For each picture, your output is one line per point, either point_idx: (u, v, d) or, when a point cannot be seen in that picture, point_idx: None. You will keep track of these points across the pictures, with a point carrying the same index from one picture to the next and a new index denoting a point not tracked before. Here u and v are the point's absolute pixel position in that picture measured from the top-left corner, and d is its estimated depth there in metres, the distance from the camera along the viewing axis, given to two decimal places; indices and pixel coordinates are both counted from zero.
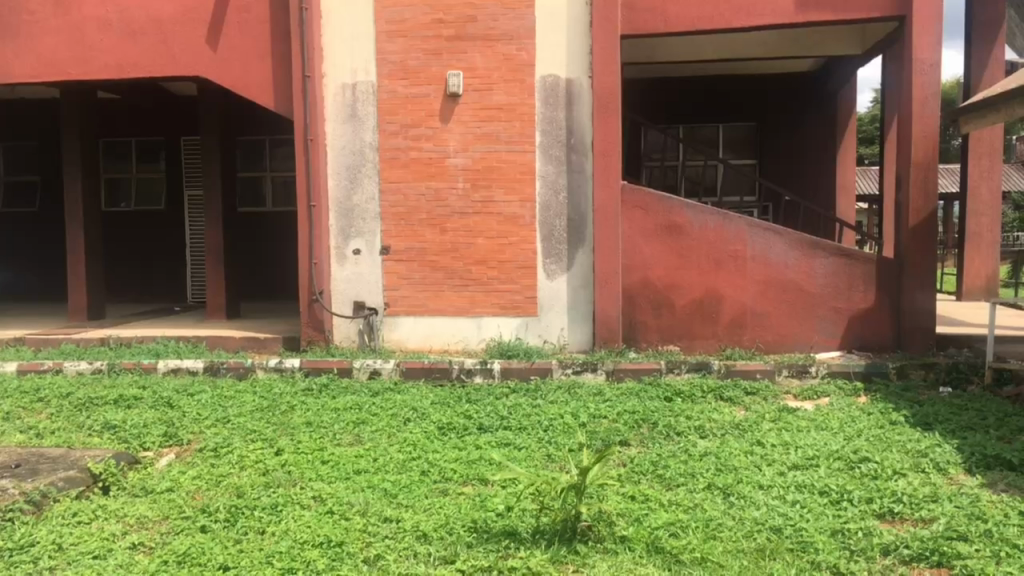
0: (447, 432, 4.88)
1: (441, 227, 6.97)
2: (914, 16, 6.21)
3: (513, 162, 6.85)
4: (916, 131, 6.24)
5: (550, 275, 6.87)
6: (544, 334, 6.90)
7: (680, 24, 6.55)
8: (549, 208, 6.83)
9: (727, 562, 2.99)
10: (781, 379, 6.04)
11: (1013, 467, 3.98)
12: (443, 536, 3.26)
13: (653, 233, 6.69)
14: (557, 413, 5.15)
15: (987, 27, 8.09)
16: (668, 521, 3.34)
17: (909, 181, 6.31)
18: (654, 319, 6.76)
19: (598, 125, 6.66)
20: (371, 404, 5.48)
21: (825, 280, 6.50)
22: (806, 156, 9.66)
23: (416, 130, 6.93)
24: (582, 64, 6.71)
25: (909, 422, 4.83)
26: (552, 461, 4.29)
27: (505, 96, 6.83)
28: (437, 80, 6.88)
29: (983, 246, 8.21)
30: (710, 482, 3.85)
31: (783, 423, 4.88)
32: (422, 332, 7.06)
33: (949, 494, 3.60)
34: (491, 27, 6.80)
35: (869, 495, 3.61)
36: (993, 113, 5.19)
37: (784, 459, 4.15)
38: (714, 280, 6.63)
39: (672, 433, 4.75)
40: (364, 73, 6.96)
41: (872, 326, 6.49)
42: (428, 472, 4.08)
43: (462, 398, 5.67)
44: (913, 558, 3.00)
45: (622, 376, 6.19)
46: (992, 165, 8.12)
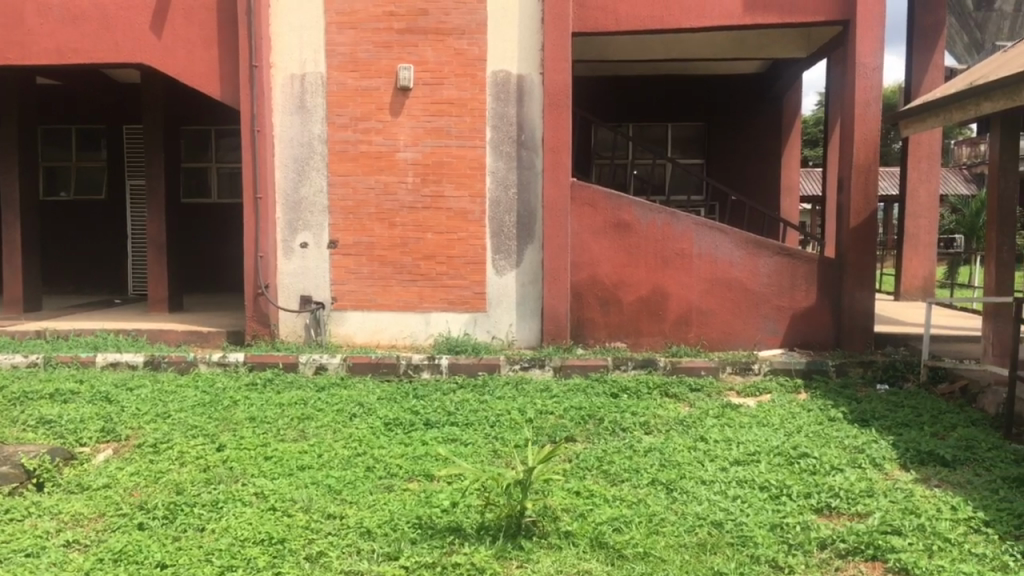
0: (393, 427, 4.86)
1: (389, 222, 6.92)
2: (857, 21, 6.34)
3: (463, 157, 6.83)
4: (858, 134, 6.38)
5: (499, 271, 6.87)
6: (492, 330, 6.91)
7: (631, 23, 6.60)
8: (499, 204, 6.83)
9: (668, 556, 3.02)
10: (725, 375, 6.13)
11: (946, 463, 4.10)
12: (387, 532, 3.24)
13: (602, 230, 6.72)
14: (504, 409, 5.16)
15: (929, 33, 8.29)
16: (612, 515, 3.37)
17: (851, 183, 6.45)
18: (602, 315, 6.80)
19: (548, 121, 6.69)
20: (317, 399, 5.42)
21: (768, 278, 6.61)
22: (752, 156, 9.82)
23: (366, 123, 6.87)
24: (533, 60, 6.73)
25: (847, 418, 4.94)
26: (498, 457, 4.30)
27: (457, 90, 6.81)
28: (387, 73, 6.83)
29: (920, 248, 8.43)
30: (654, 477, 3.89)
31: (726, 419, 4.95)
32: (369, 327, 7.01)
33: (884, 489, 3.70)
34: (442, 20, 6.77)
35: (807, 490, 3.68)
36: (931, 118, 5.31)
37: (726, 455, 4.22)
38: (661, 278, 6.69)
39: (617, 429, 4.79)
40: (314, 64, 6.87)
41: (812, 325, 6.62)
42: (374, 468, 4.05)
43: (409, 394, 5.65)
44: (849, 551, 3.07)
45: (569, 372, 6.23)
46: (931, 169, 8.31)
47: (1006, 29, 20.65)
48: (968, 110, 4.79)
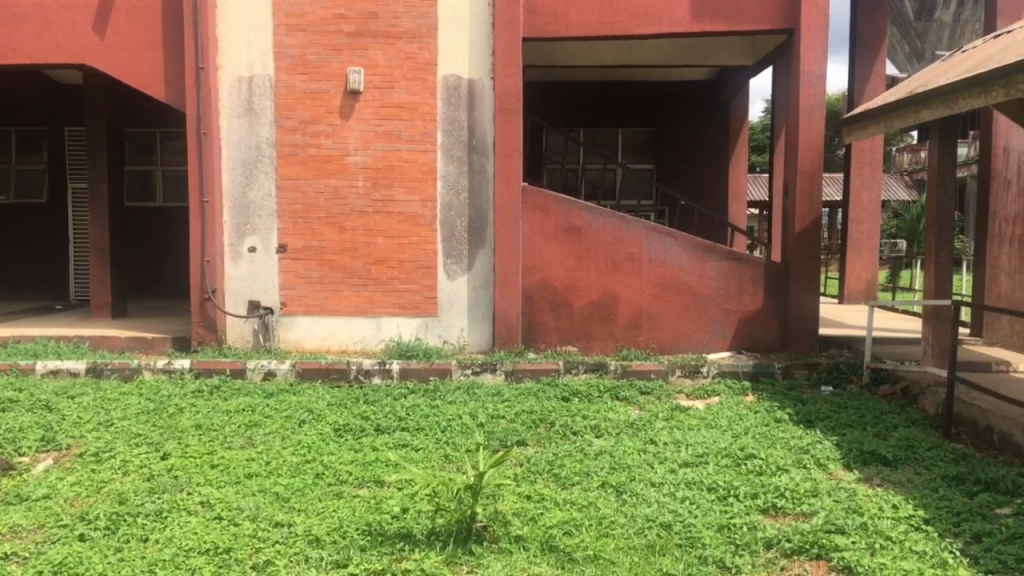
0: (343, 433, 4.81)
1: (340, 226, 6.86)
2: (801, 30, 6.47)
3: (415, 161, 6.81)
4: (802, 140, 6.50)
5: (451, 275, 6.86)
6: (444, 335, 6.89)
7: (581, 28, 6.65)
8: (450, 208, 6.82)
9: (618, 559, 3.04)
10: (674, 378, 6.20)
11: (888, 462, 4.20)
12: (336, 540, 3.21)
13: (553, 234, 6.75)
14: (455, 414, 5.15)
15: (871, 42, 8.48)
16: (563, 519, 3.38)
17: (796, 189, 6.57)
18: (553, 319, 6.82)
19: (499, 126, 6.70)
20: (265, 406, 5.35)
21: (716, 282, 6.70)
22: (701, 162, 9.95)
23: (316, 126, 6.81)
24: (483, 65, 6.74)
25: (792, 419, 5.03)
26: (449, 462, 4.29)
27: (407, 94, 6.78)
28: (337, 76, 6.78)
29: (863, 252, 8.66)
30: (604, 480, 3.92)
31: (675, 422, 5.01)
32: (319, 332, 6.93)
33: (828, 489, 3.77)
34: (393, 24, 6.75)
35: (754, 491, 3.74)
36: (873, 125, 5.44)
37: (675, 457, 4.26)
38: (612, 282, 6.74)
39: (569, 432, 4.81)
40: (261, 66, 6.79)
41: (759, 328, 6.73)
42: (323, 475, 4.01)
43: (360, 399, 5.61)
44: (794, 550, 3.12)
45: (521, 377, 6.23)
46: (874, 174, 8.50)
47: (944, 39, 21.30)
48: (908, 118, 4.92)
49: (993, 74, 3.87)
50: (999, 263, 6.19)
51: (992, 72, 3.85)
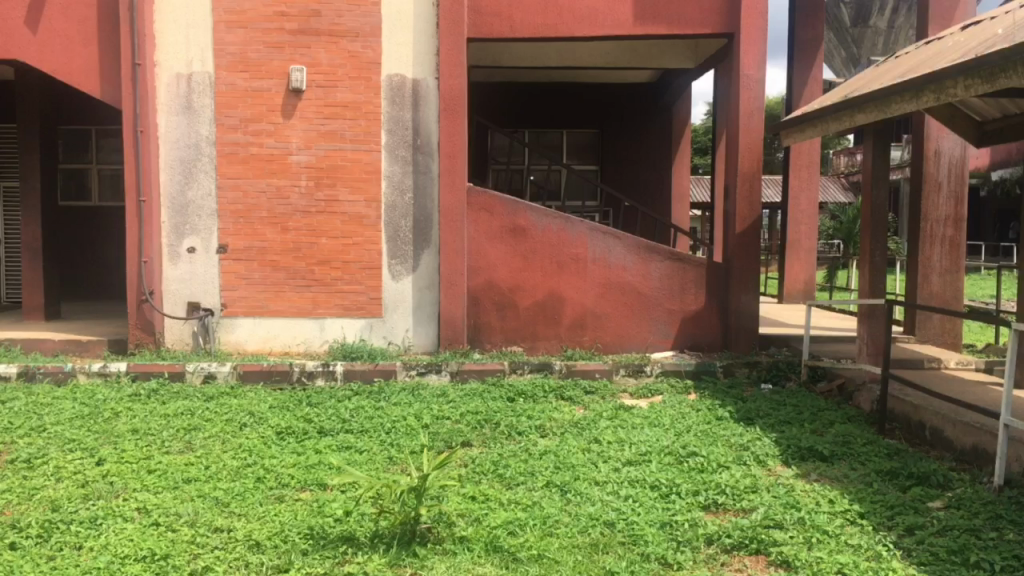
0: (285, 436, 4.75)
1: (282, 226, 6.77)
2: (741, 35, 6.58)
3: (359, 161, 6.75)
4: (743, 143, 6.62)
5: (395, 276, 6.82)
6: (388, 336, 6.84)
7: (526, 29, 6.67)
8: (395, 208, 6.78)
9: (562, 557, 3.06)
10: (618, 377, 6.27)
11: (825, 458, 4.29)
12: (278, 544, 3.17)
13: (498, 235, 6.75)
14: (400, 415, 5.12)
15: (808, 47, 8.67)
16: (507, 519, 3.39)
17: (737, 191, 6.69)
18: (498, 320, 6.82)
19: (444, 126, 6.68)
20: (204, 409, 5.26)
21: (659, 282, 6.77)
22: (644, 163, 10.05)
23: (257, 125, 6.70)
24: (428, 65, 6.71)
25: (733, 417, 5.11)
26: (393, 463, 4.27)
27: (351, 93, 6.72)
28: (279, 74, 6.69)
29: (802, 253, 8.85)
30: (548, 480, 3.93)
31: (619, 421, 5.05)
32: (261, 334, 6.83)
33: (767, 484, 3.84)
34: (336, 22, 6.69)
35: (695, 488, 3.79)
36: (810, 128, 5.56)
37: (619, 456, 4.30)
38: (556, 282, 6.77)
39: (514, 432, 4.83)
40: (201, 63, 6.67)
41: (701, 327, 6.83)
42: (264, 478, 3.96)
43: (303, 401, 5.54)
44: (734, 546, 3.17)
45: (466, 377, 6.23)
46: (811, 176, 8.68)
47: (879, 45, 21.92)
48: (844, 122, 5.03)
49: (926, 79, 3.97)
50: (930, 263, 6.36)
51: (924, 77, 3.95)
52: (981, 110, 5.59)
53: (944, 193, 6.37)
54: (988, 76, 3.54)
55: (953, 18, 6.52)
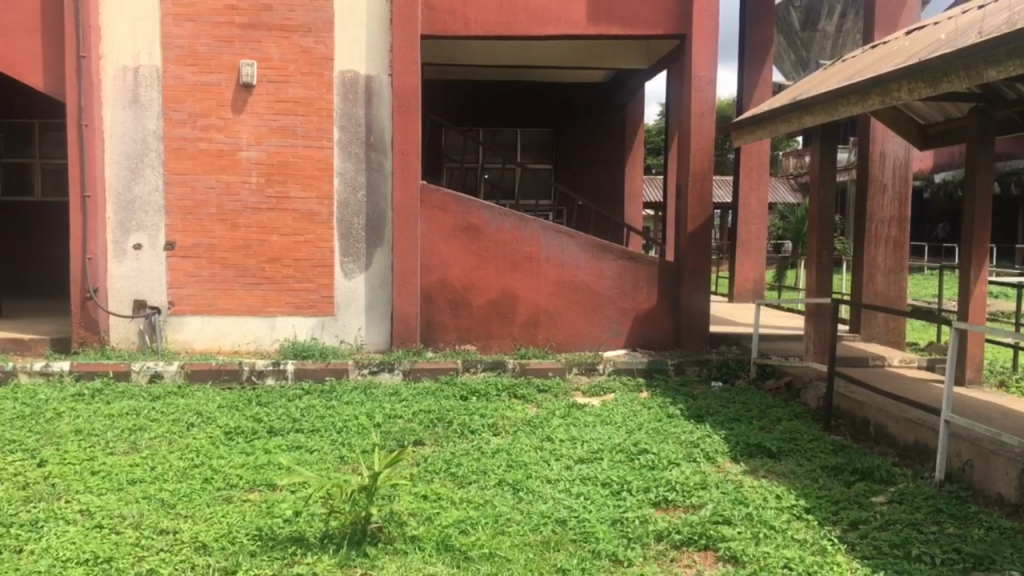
0: (233, 436, 4.68)
1: (231, 223, 6.67)
2: (692, 37, 6.65)
3: (310, 158, 6.68)
4: (694, 143, 6.71)
5: (347, 274, 6.76)
6: (340, 334, 6.78)
7: (479, 28, 6.65)
8: (347, 206, 6.72)
9: (513, 555, 3.06)
10: (571, 376, 6.31)
11: (773, 454, 4.36)
12: (225, 546, 3.12)
13: (451, 233, 6.73)
14: (352, 414, 5.08)
15: (758, 49, 8.80)
16: (459, 518, 3.38)
17: (689, 191, 6.77)
18: (452, 319, 6.80)
19: (397, 124, 6.64)
20: (150, 409, 5.16)
21: (612, 281, 6.82)
22: (598, 163, 10.11)
23: (206, 120, 6.60)
24: (381, 62, 6.67)
25: (684, 415, 5.16)
26: (344, 463, 4.23)
27: (303, 89, 6.65)
28: (228, 68, 6.58)
29: (752, 252, 8.97)
30: (500, 478, 3.93)
31: (572, 419, 5.07)
32: (210, 333, 6.72)
33: (716, 481, 3.88)
34: (287, 17, 6.61)
35: (646, 485, 3.82)
36: (759, 129, 5.64)
37: (571, 454, 4.31)
38: (510, 281, 6.77)
39: (466, 431, 4.82)
40: (148, 57, 6.54)
41: (653, 326, 6.89)
42: (212, 479, 3.89)
43: (252, 401, 5.47)
44: (683, 542, 3.21)
45: (418, 376, 6.20)
46: (761, 177, 8.81)
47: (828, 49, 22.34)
48: (792, 123, 5.11)
49: (871, 82, 4.05)
50: (876, 263, 6.49)
51: (869, 80, 4.03)
52: (923, 112, 5.72)
53: (889, 194, 6.51)
54: (932, 79, 3.62)
55: (897, 23, 6.67)
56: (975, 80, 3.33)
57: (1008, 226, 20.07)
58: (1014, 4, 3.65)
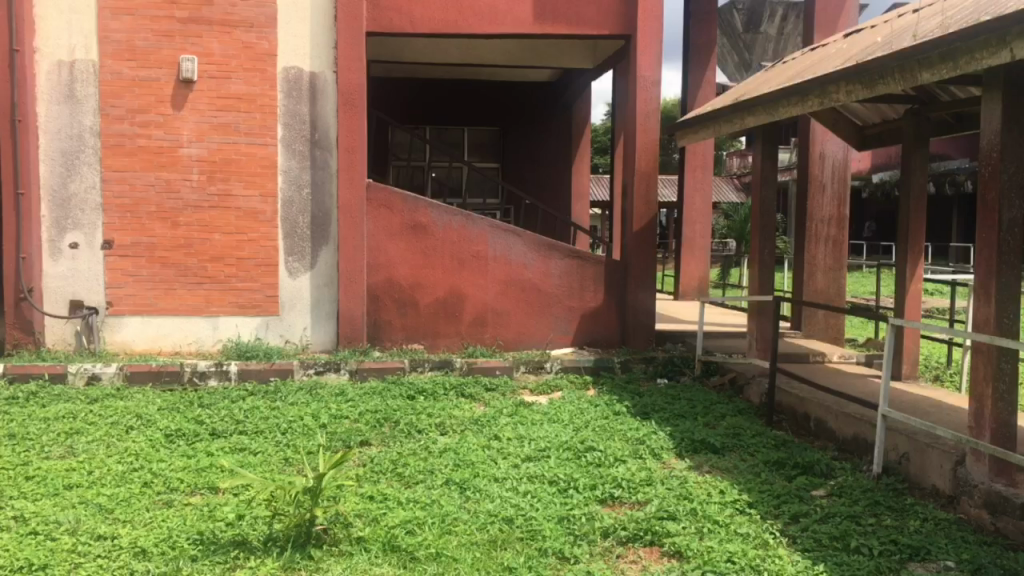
0: (175, 439, 4.59)
1: (172, 221, 6.53)
2: (637, 37, 6.72)
3: (253, 155, 6.57)
4: (640, 142, 6.77)
5: (292, 273, 6.67)
6: (286, 334, 6.69)
7: (425, 25, 6.62)
8: (292, 204, 6.62)
9: (460, 555, 3.05)
10: (518, 374, 6.32)
11: (716, 450, 4.42)
12: (165, 551, 3.06)
13: (398, 232, 6.68)
14: (297, 415, 5.02)
15: (702, 50, 8.91)
16: (406, 518, 3.35)
17: (634, 190, 6.83)
18: (399, 318, 6.75)
19: (342, 121, 6.57)
20: (88, 412, 5.03)
21: (559, 279, 6.84)
22: (545, 162, 10.14)
23: (145, 116, 6.45)
24: (326, 58, 6.59)
25: (630, 412, 5.20)
26: (289, 465, 4.17)
27: (245, 85, 6.54)
28: (168, 63, 6.45)
29: (696, 251, 9.08)
30: (447, 477, 3.92)
31: (519, 417, 5.08)
32: (150, 333, 6.58)
33: (662, 477, 3.93)
34: (229, 12, 6.50)
35: (593, 482, 3.84)
36: (703, 129, 5.71)
37: (519, 452, 4.32)
38: (457, 280, 6.75)
39: (413, 430, 4.79)
40: (84, 51, 6.38)
41: (600, 324, 6.94)
42: (151, 483, 3.81)
43: (193, 402, 5.37)
44: (629, 538, 3.23)
45: (365, 376, 6.14)
46: (705, 177, 8.92)
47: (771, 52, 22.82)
48: (735, 124, 5.18)
49: (810, 83, 4.12)
50: (816, 261, 6.62)
51: (809, 82, 4.11)
52: (861, 113, 5.85)
53: (828, 194, 6.65)
54: (868, 81, 3.70)
55: (836, 26, 6.82)
56: (910, 82, 3.42)
57: (941, 226, 20.68)
58: (946, 9, 3.75)
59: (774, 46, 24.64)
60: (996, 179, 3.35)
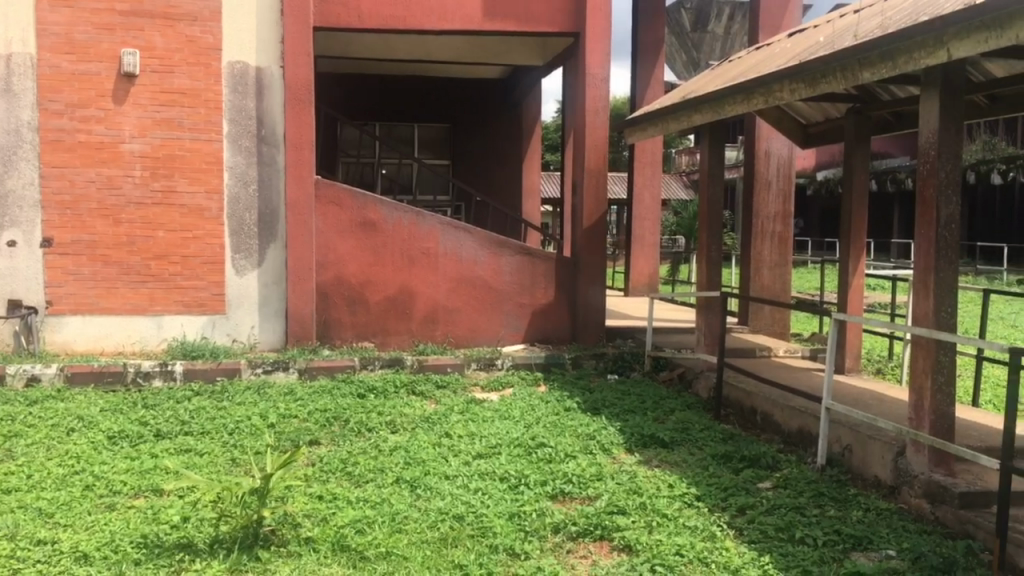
0: (118, 440, 4.49)
1: (114, 218, 6.39)
2: (587, 35, 6.75)
3: (198, 150, 6.45)
4: (589, 140, 6.81)
5: (239, 271, 6.56)
6: (233, 333, 6.58)
7: (372, 21, 6.56)
8: (238, 201, 6.52)
9: (410, 553, 3.04)
10: (470, 371, 6.31)
11: (666, 444, 4.47)
12: (108, 555, 2.99)
13: (347, 229, 6.62)
14: (244, 415, 4.94)
15: (650, 49, 8.98)
16: (355, 518, 3.33)
17: (584, 187, 6.86)
18: (349, 316, 6.69)
19: (289, 117, 6.48)
20: (27, 414, 4.89)
21: (510, 276, 6.85)
22: (495, 159, 10.14)
23: (84, 111, 6.30)
24: (272, 53, 6.50)
25: (581, 407, 5.24)
26: (236, 466, 4.11)
27: (189, 79, 6.42)
28: (108, 57, 6.30)
29: (646, 248, 9.16)
30: (398, 476, 3.90)
31: (471, 414, 5.07)
32: (92, 333, 6.43)
33: (612, 472, 3.95)
34: (171, 5, 6.38)
35: (543, 478, 3.85)
36: (652, 127, 5.75)
37: (469, 449, 4.31)
38: (408, 277, 6.71)
39: (363, 429, 4.75)
40: (21, 44, 6.20)
41: (551, 320, 6.96)
42: (94, 486, 3.72)
43: (137, 403, 5.26)
44: (579, 533, 3.25)
45: (315, 374, 6.08)
46: (654, 174, 9.00)
47: None
48: (683, 121, 5.24)
49: (755, 82, 4.18)
50: (762, 258, 6.73)
51: (754, 80, 4.16)
52: (805, 112, 5.95)
53: (773, 191, 6.76)
54: (811, 80, 3.77)
55: (780, 26, 6.92)
56: (851, 81, 3.49)
57: (884, 223, 21.13)
58: (886, 9, 3.83)
59: (721, 46, 25.04)
60: (933, 176, 3.44)
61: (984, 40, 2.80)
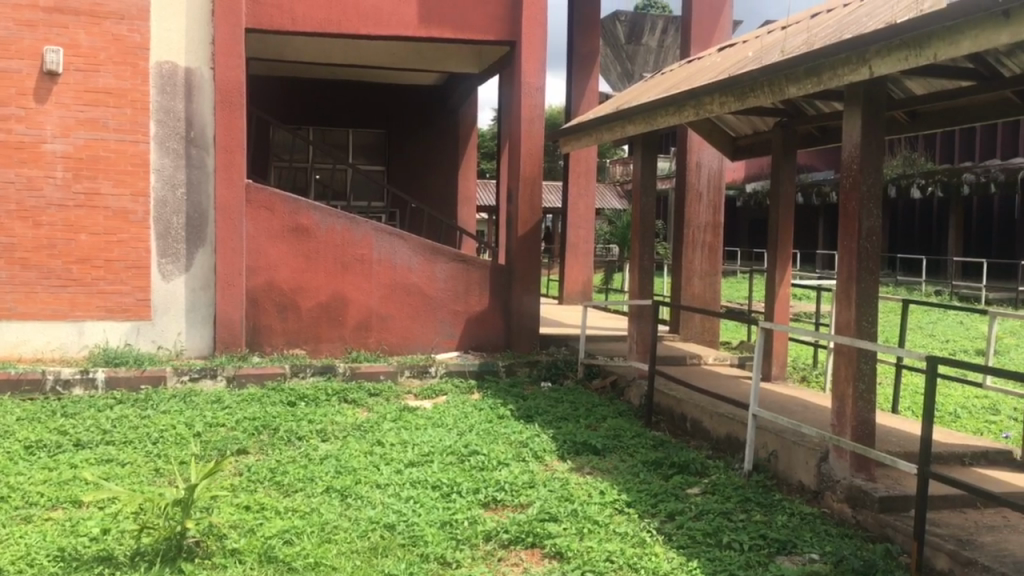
0: (35, 450, 4.33)
1: (34, 221, 6.18)
2: (522, 44, 6.78)
3: (123, 152, 6.28)
4: (524, 148, 6.84)
5: (165, 275, 6.39)
6: (158, 339, 6.40)
7: (307, 24, 6.48)
8: (165, 204, 6.36)
9: (340, 564, 2.99)
10: (403, 378, 6.26)
11: (597, 451, 4.50)
12: (23, 569, 2.88)
13: (279, 235, 6.52)
14: (169, 424, 4.82)
15: (585, 59, 9.06)
16: (283, 528, 3.27)
17: (519, 195, 6.89)
18: (280, 322, 6.58)
19: (219, 119, 6.36)
20: None
21: (444, 283, 6.82)
22: (430, 166, 10.11)
23: (4, 109, 6.08)
24: (202, 54, 6.37)
25: (514, 415, 5.25)
26: (160, 476, 4.01)
27: (114, 79, 6.25)
28: (31, 54, 6.10)
29: (580, 256, 9.21)
30: (328, 485, 3.84)
31: (403, 422, 5.03)
32: (9, 340, 6.19)
33: (544, 479, 3.96)
34: (97, 3, 6.21)
35: (475, 486, 3.84)
36: (586, 136, 5.80)
37: (402, 457, 4.28)
38: (341, 284, 6.64)
39: (292, 437, 4.67)
40: None
41: (485, 328, 6.95)
42: (9, 497, 3.58)
43: (56, 412, 5.09)
44: (511, 541, 3.25)
45: (244, 382, 5.96)
46: (588, 182, 9.07)
47: None
48: (616, 131, 5.30)
49: (686, 94, 4.25)
50: (692, 267, 6.84)
51: (685, 93, 4.24)
52: (735, 125, 6.07)
53: (704, 202, 6.88)
54: (740, 93, 3.85)
55: (711, 40, 7.07)
56: (778, 96, 3.58)
57: (810, 235, 21.72)
58: (813, 27, 3.95)
59: (655, 60, 25.57)
60: (855, 189, 3.54)
61: (904, 58, 2.91)
